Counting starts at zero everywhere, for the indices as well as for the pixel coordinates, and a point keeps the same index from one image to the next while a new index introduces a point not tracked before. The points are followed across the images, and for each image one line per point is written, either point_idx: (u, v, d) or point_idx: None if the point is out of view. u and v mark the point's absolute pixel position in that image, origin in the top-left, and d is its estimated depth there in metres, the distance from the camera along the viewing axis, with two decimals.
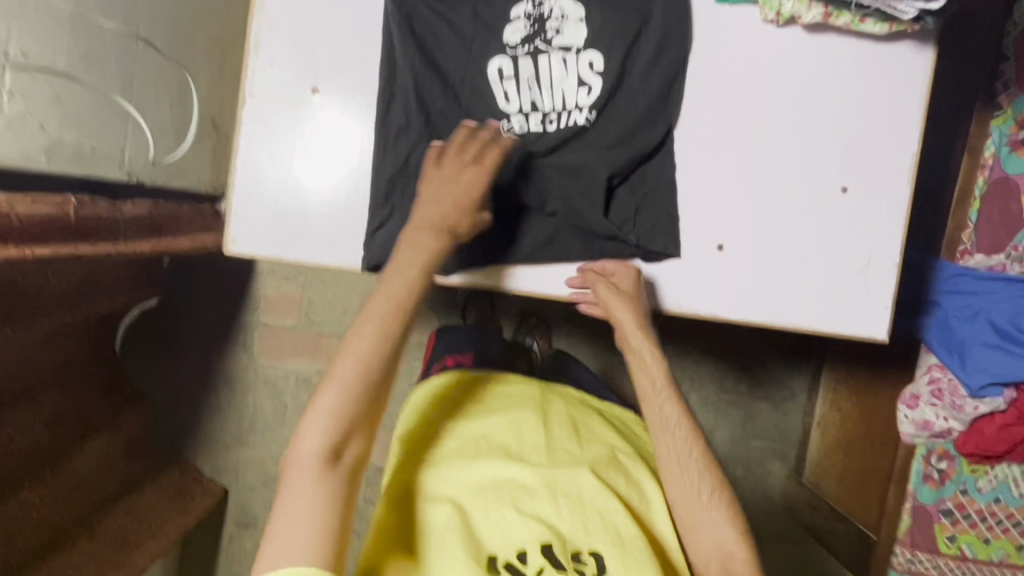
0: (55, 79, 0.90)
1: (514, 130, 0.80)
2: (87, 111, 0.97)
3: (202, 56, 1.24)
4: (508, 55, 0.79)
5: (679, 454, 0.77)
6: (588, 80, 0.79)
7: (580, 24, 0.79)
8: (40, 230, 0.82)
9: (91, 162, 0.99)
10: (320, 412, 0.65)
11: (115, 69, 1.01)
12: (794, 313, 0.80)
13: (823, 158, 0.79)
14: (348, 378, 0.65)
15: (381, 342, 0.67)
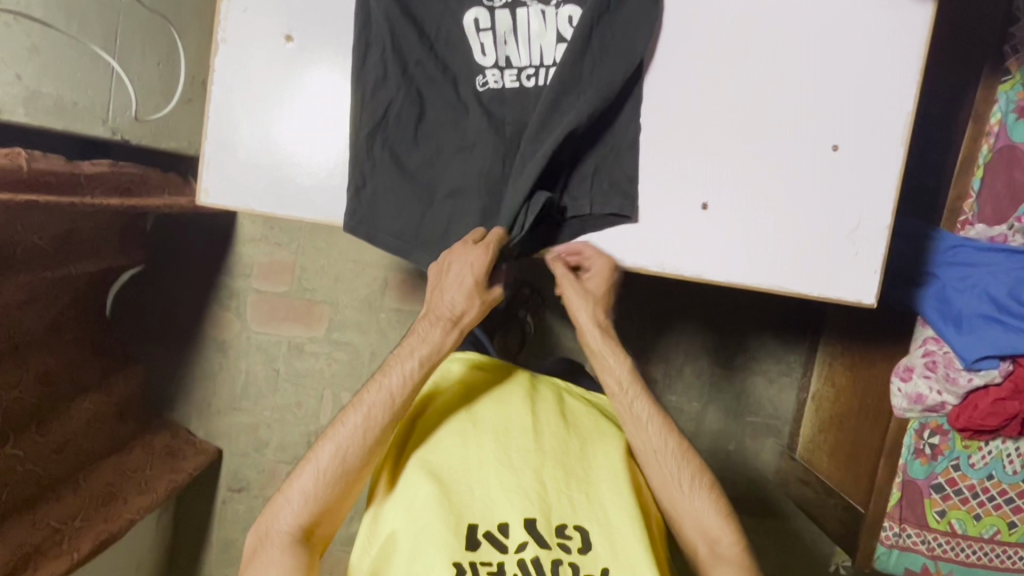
0: (31, 29, 0.88)
1: (490, 84, 0.79)
2: (68, 63, 0.95)
3: (190, 13, 1.22)
4: (484, 6, 0.78)
5: (655, 449, 0.80)
6: (566, 36, 0.78)
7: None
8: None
9: (72, 117, 0.97)
10: (297, 492, 0.73)
11: (97, 22, 0.99)
12: (778, 275, 0.78)
13: (812, 114, 0.77)
14: (322, 465, 0.74)
15: (359, 437, 0.75)
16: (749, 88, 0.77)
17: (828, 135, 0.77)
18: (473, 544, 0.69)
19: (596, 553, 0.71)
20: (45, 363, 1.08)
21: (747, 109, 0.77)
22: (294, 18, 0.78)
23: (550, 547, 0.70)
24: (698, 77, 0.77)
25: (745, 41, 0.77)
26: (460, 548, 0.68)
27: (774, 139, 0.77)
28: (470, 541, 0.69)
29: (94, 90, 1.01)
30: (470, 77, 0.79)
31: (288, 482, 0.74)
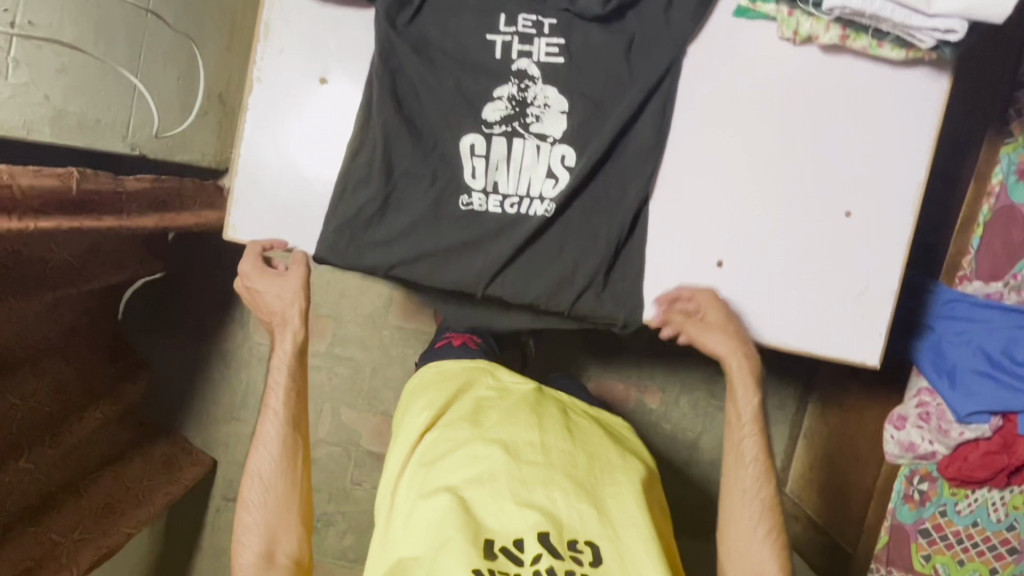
0: (64, 49, 0.87)
1: (473, 207, 0.77)
2: (92, 80, 0.94)
3: (212, 28, 1.25)
4: (482, 133, 0.77)
5: (745, 490, 0.79)
6: (557, 172, 0.77)
7: (562, 116, 0.77)
8: (41, 203, 0.80)
9: (94, 133, 0.98)
10: (251, 527, 0.81)
11: (123, 41, 0.99)
12: (781, 335, 0.81)
13: (825, 184, 0.79)
14: (257, 492, 0.82)
15: (283, 462, 0.83)
16: (760, 168, 0.79)
17: (842, 201, 0.79)
18: (491, 554, 0.73)
19: (605, 567, 0.75)
20: (60, 376, 1.08)
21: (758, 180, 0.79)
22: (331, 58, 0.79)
23: (563, 559, 0.74)
24: (714, 141, 0.79)
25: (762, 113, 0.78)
26: (479, 557, 0.71)
27: (791, 202, 0.79)
28: (488, 552, 0.73)
29: (116, 106, 1.01)
30: (454, 195, 0.78)
31: (239, 523, 0.82)
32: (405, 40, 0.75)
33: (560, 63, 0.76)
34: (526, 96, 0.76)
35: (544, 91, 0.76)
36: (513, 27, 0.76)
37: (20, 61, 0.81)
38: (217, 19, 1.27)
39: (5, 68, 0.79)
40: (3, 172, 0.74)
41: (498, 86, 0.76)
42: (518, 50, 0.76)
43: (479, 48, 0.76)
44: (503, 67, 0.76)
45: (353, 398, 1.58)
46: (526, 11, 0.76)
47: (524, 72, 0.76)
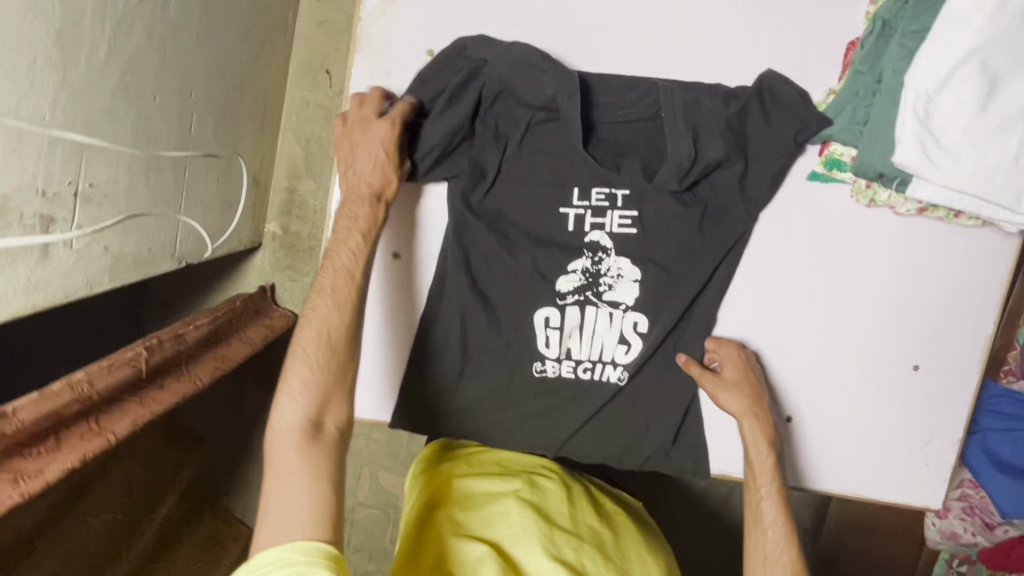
0: (118, 195, 0.86)
1: (546, 373, 0.91)
2: (145, 214, 0.93)
3: (246, 117, 1.24)
4: (556, 306, 0.90)
5: (766, 557, 0.81)
6: (629, 339, 0.91)
7: (634, 284, 0.90)
8: (116, 395, 0.90)
9: (147, 262, 0.97)
10: (292, 390, 0.78)
11: (170, 165, 0.98)
12: (853, 481, 0.94)
13: (896, 345, 0.91)
14: (313, 356, 0.79)
15: (335, 311, 0.81)
16: (836, 335, 0.91)
17: (912, 359, 0.91)
18: None
19: None
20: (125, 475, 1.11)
21: (826, 337, 0.91)
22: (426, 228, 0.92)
23: None
24: (788, 303, 0.91)
25: (831, 280, 0.90)
26: None
27: (866, 363, 0.91)
28: None
29: (165, 227, 1.01)
30: (530, 362, 0.91)
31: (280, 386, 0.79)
32: (477, 218, 0.90)
33: (632, 234, 0.89)
34: (599, 267, 0.90)
35: (617, 261, 0.90)
36: (586, 201, 0.89)
37: (83, 224, 0.79)
38: (251, 105, 1.26)
39: (71, 238, 0.78)
40: (84, 380, 0.85)
41: (574, 260, 0.90)
42: (591, 223, 0.89)
43: (554, 223, 0.90)
44: (577, 241, 0.90)
45: (390, 462, 1.60)
46: (597, 186, 0.89)
47: (596, 244, 0.89)
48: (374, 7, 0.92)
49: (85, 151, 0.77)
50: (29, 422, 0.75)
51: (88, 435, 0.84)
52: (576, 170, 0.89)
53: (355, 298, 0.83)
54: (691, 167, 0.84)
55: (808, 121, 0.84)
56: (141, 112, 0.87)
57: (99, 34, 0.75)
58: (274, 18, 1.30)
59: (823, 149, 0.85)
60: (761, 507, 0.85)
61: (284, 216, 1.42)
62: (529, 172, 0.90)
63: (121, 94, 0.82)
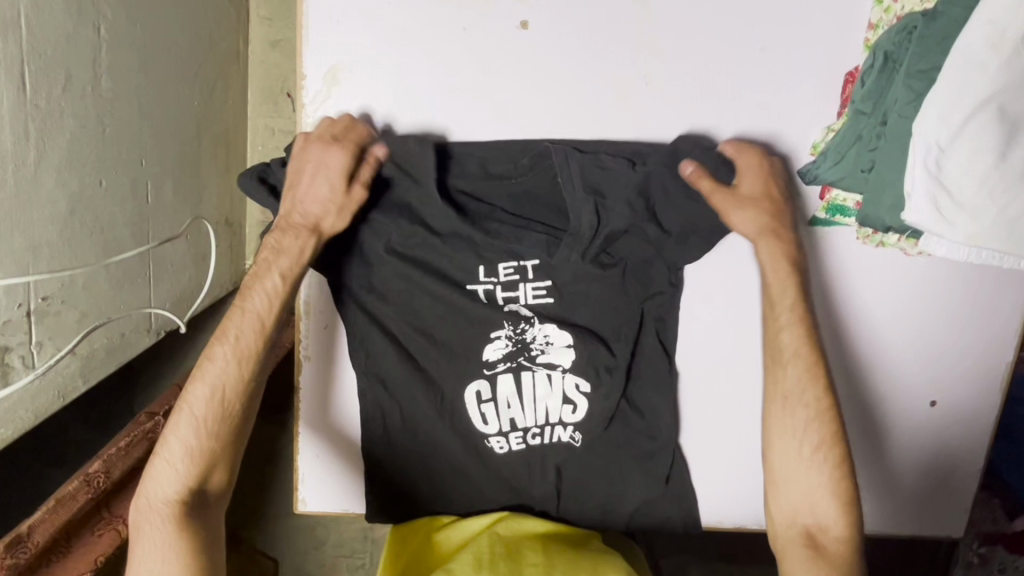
0: (76, 296, 0.80)
1: (499, 447, 0.90)
2: (111, 298, 0.88)
3: (210, 161, 1.16)
4: (484, 378, 0.89)
5: (789, 399, 0.82)
6: (573, 399, 0.89)
7: (567, 347, 0.88)
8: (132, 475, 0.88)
9: (122, 349, 0.93)
10: (172, 455, 0.74)
11: (130, 238, 0.91)
12: (883, 518, 1.02)
13: (918, 386, 0.97)
14: (198, 417, 0.75)
15: (232, 367, 0.76)
16: (862, 380, 0.97)
17: (931, 397, 0.98)
18: None
19: None
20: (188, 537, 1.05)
21: (870, 347, 0.96)
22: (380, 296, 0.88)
23: None
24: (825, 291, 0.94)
25: (881, 302, 0.94)
26: None
27: (890, 404, 0.98)
28: None
29: (139, 305, 0.95)
30: (476, 441, 0.91)
31: (159, 449, 0.75)
32: (372, 296, 0.87)
33: (550, 302, 0.88)
34: (524, 335, 0.89)
35: (542, 328, 0.88)
36: (493, 276, 0.88)
37: (43, 340, 0.75)
38: (211, 150, 1.16)
39: (31, 356, 0.74)
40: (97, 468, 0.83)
41: (495, 328, 0.88)
42: (503, 297, 0.88)
43: (465, 299, 0.87)
44: (495, 312, 0.88)
45: None
46: (503, 261, 0.87)
47: (517, 313, 0.88)
48: (316, 93, 0.86)
49: (31, 267, 0.72)
50: (44, 540, 0.74)
51: (102, 529, 0.82)
52: (488, 240, 0.87)
53: (261, 346, 0.78)
54: (596, 232, 0.84)
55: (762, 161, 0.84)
56: (87, 198, 0.81)
57: (22, 142, 0.69)
58: (224, 49, 1.18)
59: (825, 194, 0.88)
60: (786, 381, 0.82)
61: None
62: (424, 251, 0.87)
63: (60, 191, 0.76)
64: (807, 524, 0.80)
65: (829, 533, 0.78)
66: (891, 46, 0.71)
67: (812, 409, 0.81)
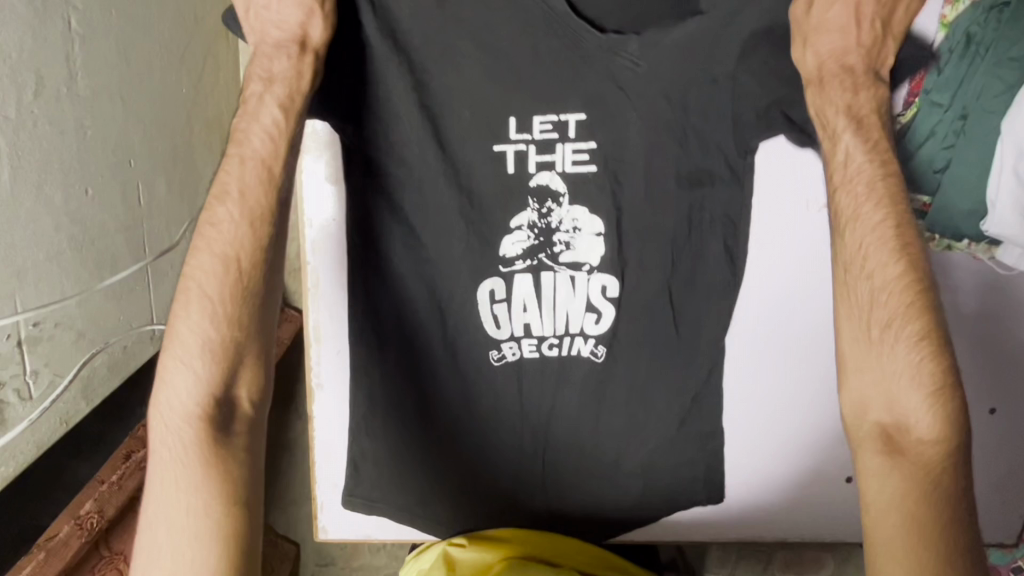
0: (71, 315, 0.76)
1: (506, 358, 0.71)
2: (107, 313, 0.82)
3: (204, 148, 1.08)
4: (501, 276, 0.69)
5: (858, 259, 0.58)
6: (597, 305, 0.70)
7: (596, 238, 0.69)
8: (126, 509, 0.83)
9: (126, 362, 0.88)
10: (183, 352, 0.57)
11: (123, 243, 0.85)
12: None
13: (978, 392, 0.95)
14: (214, 297, 0.57)
15: (249, 233, 0.58)
16: None
17: (990, 402, 0.96)
18: None
19: None
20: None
21: None
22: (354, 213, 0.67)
23: None
24: None
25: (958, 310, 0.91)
26: None
27: None
28: None
29: (140, 315, 0.90)
30: (483, 352, 0.71)
31: (167, 344, 0.57)
32: None
33: (593, 170, 0.67)
34: (549, 220, 0.68)
35: (571, 211, 0.68)
36: (526, 133, 0.65)
37: (39, 367, 0.71)
38: (204, 134, 1.08)
39: (26, 387, 0.69)
40: (90, 510, 0.78)
41: (515, 216, 0.68)
42: (536, 161, 0.66)
43: (490, 168, 0.67)
44: (520, 184, 0.67)
45: None
46: (541, 112, 0.65)
47: (545, 188, 0.67)
48: None
49: (19, 298, 0.67)
50: None
51: (103, 567, 0.78)
52: None
53: (273, 203, 0.59)
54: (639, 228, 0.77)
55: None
56: (70, 209, 0.75)
57: None
58: (212, 25, 1.08)
59: None
60: (858, 244, 0.58)
61: None
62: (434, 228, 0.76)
63: (42, 206, 0.70)
64: (881, 419, 0.57)
65: (915, 436, 0.55)
66: (976, 26, 0.71)
67: (877, 280, 0.57)
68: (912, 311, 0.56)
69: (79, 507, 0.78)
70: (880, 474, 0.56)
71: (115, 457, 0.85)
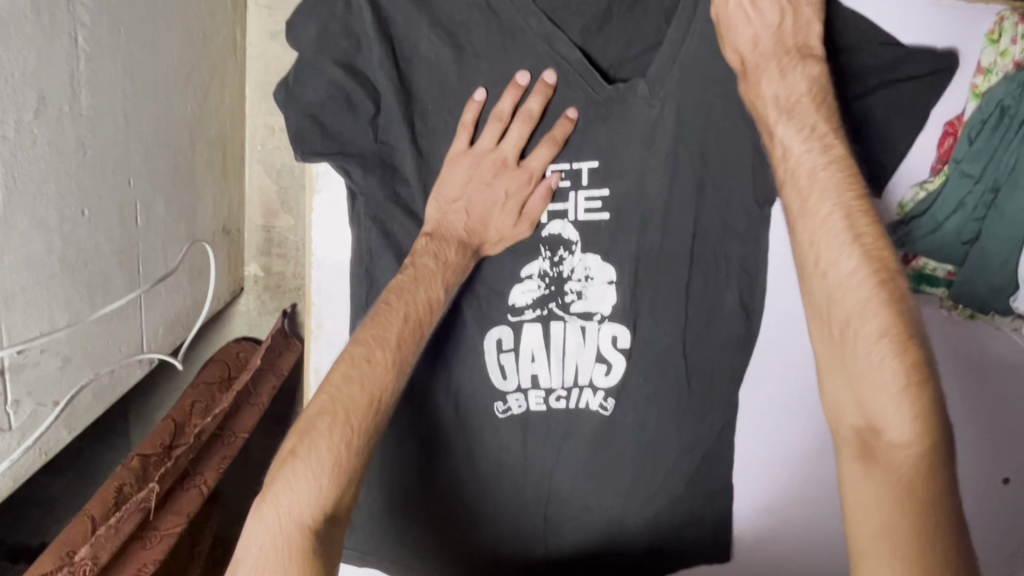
0: (60, 340, 0.73)
1: (511, 412, 0.69)
2: (95, 336, 0.79)
3: (203, 168, 1.06)
4: (509, 324, 0.67)
5: (823, 245, 0.51)
6: (607, 357, 0.68)
7: (608, 287, 0.67)
8: (117, 555, 0.79)
9: (111, 387, 0.85)
10: (312, 467, 0.51)
11: (116, 266, 0.82)
12: None
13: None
14: (356, 423, 0.53)
15: (392, 371, 0.55)
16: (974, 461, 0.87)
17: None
18: None
19: None
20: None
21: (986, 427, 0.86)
22: (363, 254, 0.65)
23: None
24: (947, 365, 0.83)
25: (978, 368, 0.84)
26: None
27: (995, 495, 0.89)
28: None
29: (129, 339, 0.87)
30: (489, 403, 0.69)
31: (294, 456, 0.51)
32: None
33: (605, 219, 0.65)
34: (562, 268, 0.66)
35: (583, 260, 0.66)
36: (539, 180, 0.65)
37: (20, 396, 0.67)
38: (206, 153, 1.06)
39: (7, 417, 0.66)
40: (85, 558, 0.74)
41: (526, 264, 0.66)
42: (549, 209, 0.65)
43: None
44: (533, 234, 0.66)
45: None
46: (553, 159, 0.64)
47: (557, 237, 0.66)
48: None
49: (2, 324, 0.64)
50: None
51: None
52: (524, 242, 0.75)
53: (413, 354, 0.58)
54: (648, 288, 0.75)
55: (871, 66, 0.64)
56: (65, 233, 0.72)
57: None
58: (219, 44, 1.06)
59: (912, 261, 0.79)
60: (822, 223, 0.51)
61: (264, 258, 1.24)
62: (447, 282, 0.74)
63: (36, 229, 0.67)
64: (856, 423, 0.50)
65: (888, 438, 0.48)
66: (1010, 98, 0.72)
67: (846, 263, 0.50)
68: (876, 310, 0.49)
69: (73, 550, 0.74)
70: (860, 486, 0.50)
71: (103, 493, 0.81)
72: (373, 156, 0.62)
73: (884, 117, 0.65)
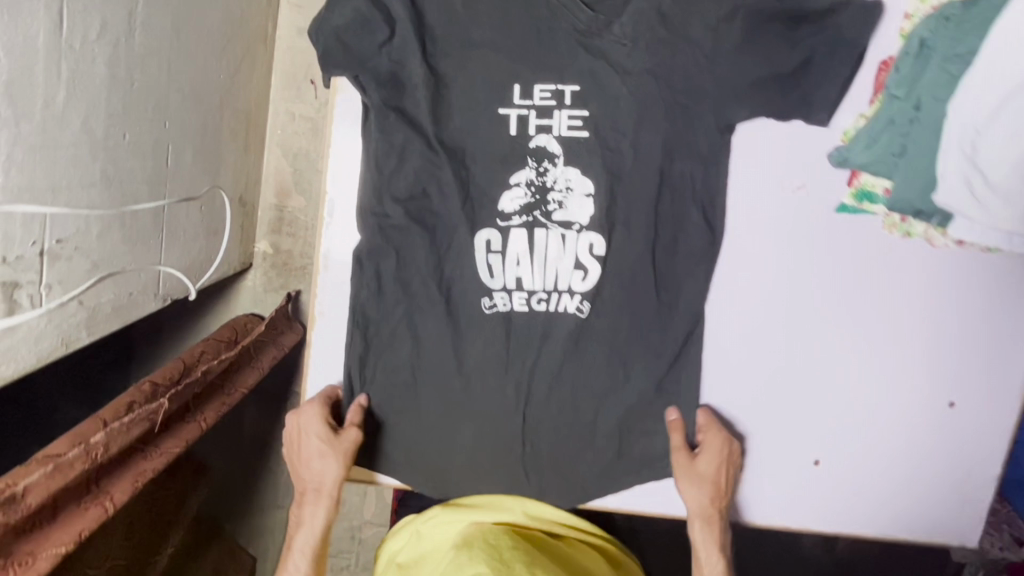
0: (88, 241, 0.79)
1: (497, 307, 0.80)
2: (121, 246, 0.86)
3: (228, 133, 1.15)
4: (497, 228, 0.80)
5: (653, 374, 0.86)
6: (584, 263, 0.80)
7: (585, 199, 0.80)
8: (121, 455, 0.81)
9: (128, 308, 0.90)
10: (317, 474, 0.83)
11: (145, 191, 0.90)
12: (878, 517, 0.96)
13: (937, 382, 0.92)
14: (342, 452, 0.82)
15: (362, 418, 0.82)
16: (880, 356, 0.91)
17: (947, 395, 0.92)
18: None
19: None
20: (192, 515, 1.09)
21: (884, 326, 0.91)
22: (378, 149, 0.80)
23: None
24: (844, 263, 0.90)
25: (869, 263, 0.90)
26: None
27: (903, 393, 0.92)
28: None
29: (149, 262, 0.94)
30: (479, 295, 0.81)
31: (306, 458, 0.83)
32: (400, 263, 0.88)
33: (585, 136, 0.80)
34: (546, 179, 0.80)
35: (565, 172, 0.80)
36: (529, 99, 0.79)
37: (52, 283, 0.74)
38: (232, 122, 1.16)
39: (39, 295, 0.72)
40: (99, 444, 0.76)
41: (516, 174, 0.80)
42: (537, 124, 0.79)
43: (495, 127, 0.80)
44: (521, 146, 0.80)
45: None
46: (541, 82, 0.79)
47: (542, 149, 0.80)
48: None
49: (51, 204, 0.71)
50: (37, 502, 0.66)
51: (89, 503, 0.74)
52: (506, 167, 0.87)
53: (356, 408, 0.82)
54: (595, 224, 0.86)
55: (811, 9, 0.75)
56: (109, 150, 0.81)
57: (55, 79, 0.69)
58: (253, 29, 1.18)
59: (853, 180, 0.89)
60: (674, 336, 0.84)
61: (274, 235, 1.33)
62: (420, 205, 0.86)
63: (84, 138, 0.76)
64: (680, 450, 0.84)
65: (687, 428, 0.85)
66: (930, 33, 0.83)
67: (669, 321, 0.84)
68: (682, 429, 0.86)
69: (87, 436, 0.76)
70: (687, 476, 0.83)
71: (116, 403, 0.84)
72: (387, 72, 0.78)
73: (823, 55, 0.77)
